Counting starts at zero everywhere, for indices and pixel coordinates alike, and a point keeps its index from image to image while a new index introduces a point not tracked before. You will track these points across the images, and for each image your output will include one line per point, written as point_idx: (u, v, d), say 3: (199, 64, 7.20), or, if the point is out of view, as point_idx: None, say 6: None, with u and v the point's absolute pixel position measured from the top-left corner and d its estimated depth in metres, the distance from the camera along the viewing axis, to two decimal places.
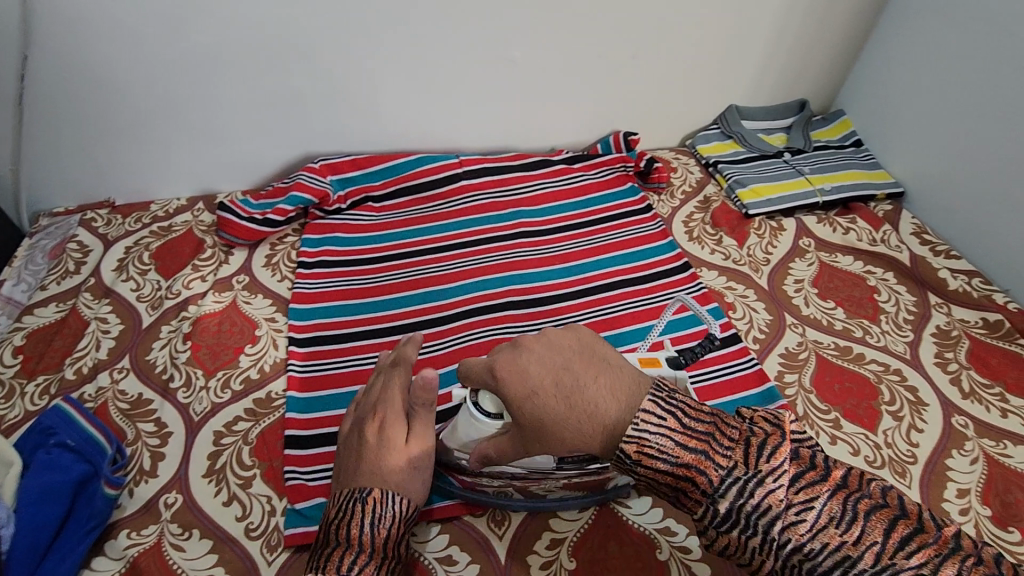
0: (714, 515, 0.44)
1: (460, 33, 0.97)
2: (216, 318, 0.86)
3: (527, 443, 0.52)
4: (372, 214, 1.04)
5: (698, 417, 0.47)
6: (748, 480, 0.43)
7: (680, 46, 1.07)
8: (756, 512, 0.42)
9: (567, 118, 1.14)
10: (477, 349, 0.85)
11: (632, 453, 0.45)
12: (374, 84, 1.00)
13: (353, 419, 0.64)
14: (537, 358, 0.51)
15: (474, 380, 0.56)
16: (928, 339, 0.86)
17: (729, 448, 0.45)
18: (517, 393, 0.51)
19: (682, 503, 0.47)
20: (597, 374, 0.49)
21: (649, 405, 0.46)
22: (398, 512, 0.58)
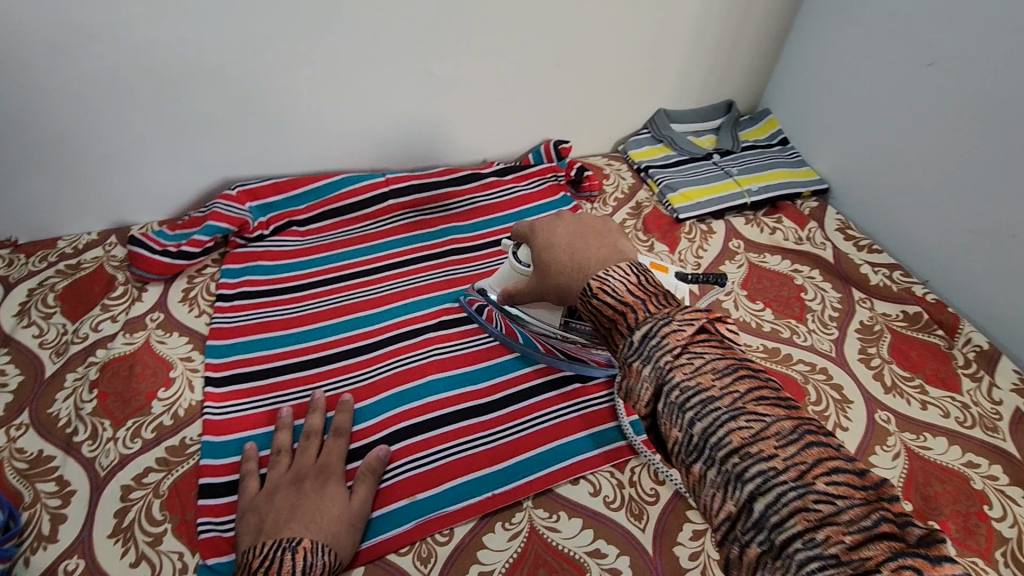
0: (628, 344, 0.49)
1: (375, 50, 0.94)
2: (126, 361, 0.81)
3: (539, 283, 0.69)
4: (297, 240, 1.00)
5: (653, 286, 0.54)
6: (661, 322, 0.48)
7: (602, 52, 1.07)
8: (656, 344, 0.47)
9: (496, 129, 1.12)
10: (405, 376, 0.81)
11: (593, 288, 0.55)
12: (290, 105, 0.97)
13: (285, 479, 0.66)
14: (566, 229, 0.67)
15: (518, 235, 0.74)
16: (853, 336, 0.87)
17: (664, 305, 0.51)
18: (541, 242, 0.68)
19: (612, 342, 0.53)
20: (598, 244, 0.63)
21: (622, 266, 0.57)
22: (328, 565, 0.58)
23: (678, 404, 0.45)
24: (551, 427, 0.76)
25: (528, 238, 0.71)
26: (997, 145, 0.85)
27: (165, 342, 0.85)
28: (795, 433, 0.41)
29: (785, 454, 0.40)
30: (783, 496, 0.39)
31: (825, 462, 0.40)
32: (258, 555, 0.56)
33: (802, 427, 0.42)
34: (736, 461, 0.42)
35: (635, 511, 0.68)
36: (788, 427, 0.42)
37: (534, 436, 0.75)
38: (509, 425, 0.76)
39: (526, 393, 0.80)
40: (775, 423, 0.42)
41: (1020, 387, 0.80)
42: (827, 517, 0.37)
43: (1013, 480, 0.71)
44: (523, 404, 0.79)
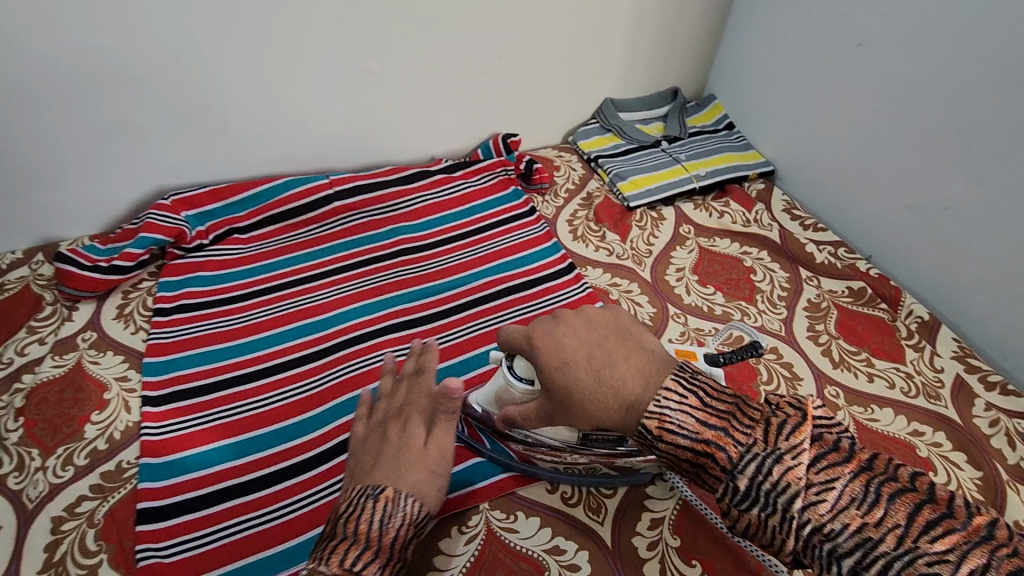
0: (733, 490, 0.44)
1: (309, 47, 0.91)
2: (57, 385, 0.77)
3: (555, 410, 0.57)
4: (239, 247, 0.97)
5: (720, 399, 0.48)
6: (767, 457, 0.43)
7: (545, 43, 1.06)
8: (775, 488, 0.42)
9: (442, 125, 1.10)
10: (357, 381, 0.81)
11: (653, 429, 0.48)
12: (223, 109, 0.93)
13: (382, 420, 0.63)
14: (576, 335, 0.57)
15: (512, 344, 0.62)
16: (801, 314, 0.89)
17: (750, 425, 0.45)
18: (551, 361, 0.56)
19: (705, 481, 0.47)
20: (631, 357, 0.54)
21: (672, 381, 0.50)
22: (412, 514, 0.54)
23: (759, 502, 0.43)
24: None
25: (526, 353, 0.59)
26: (928, 120, 0.87)
27: (97, 361, 0.81)
28: (870, 492, 0.41)
29: (876, 521, 0.40)
30: (893, 568, 0.38)
31: (917, 516, 0.40)
32: (346, 502, 0.55)
33: (879, 483, 0.41)
34: (825, 540, 0.41)
35: (593, 504, 0.68)
36: (866, 489, 0.41)
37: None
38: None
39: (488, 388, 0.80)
40: (845, 487, 0.41)
41: (960, 355, 0.82)
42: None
43: (956, 445, 0.73)
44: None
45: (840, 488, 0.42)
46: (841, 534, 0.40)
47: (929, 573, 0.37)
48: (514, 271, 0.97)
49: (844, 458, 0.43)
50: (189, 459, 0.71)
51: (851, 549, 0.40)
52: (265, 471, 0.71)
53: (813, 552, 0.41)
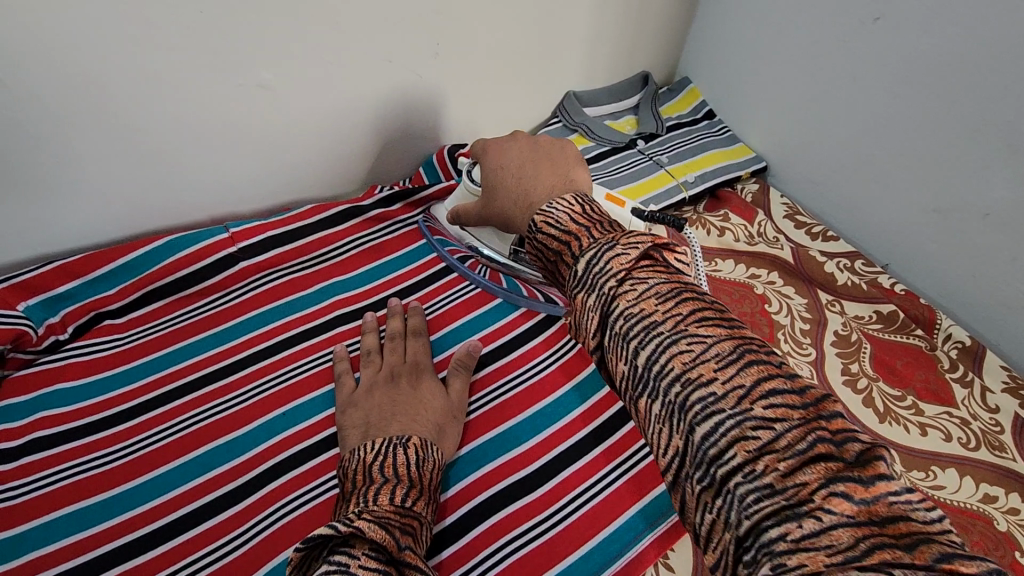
0: (574, 275, 0.47)
1: (169, 59, 0.64)
2: None
3: (485, 209, 0.69)
4: (114, 338, 0.72)
5: (598, 214, 0.52)
6: (605, 248, 0.46)
7: (490, 30, 0.83)
8: (601, 271, 0.45)
9: (373, 143, 0.87)
10: (301, 526, 0.61)
11: (537, 223, 0.53)
12: (58, 156, 0.66)
13: (381, 378, 0.67)
14: (519, 149, 0.68)
15: (474, 155, 0.74)
16: (830, 352, 0.75)
17: (610, 230, 0.49)
18: (495, 163, 0.68)
19: (558, 279, 0.51)
20: (547, 171, 0.64)
21: (568, 199, 0.55)
22: (437, 459, 0.59)
23: (622, 335, 0.43)
24: (536, 549, 0.61)
25: (481, 159, 0.71)
26: (957, 112, 0.73)
27: None
28: (805, 443, 0.35)
29: (724, 377, 0.38)
30: (722, 424, 0.37)
31: (765, 382, 0.37)
32: (370, 451, 0.56)
33: (743, 347, 0.39)
34: (678, 390, 0.39)
35: None
36: (729, 349, 0.39)
37: (557, 542, 0.61)
38: (487, 553, 0.60)
39: (488, 508, 0.63)
40: (715, 345, 0.40)
41: (1012, 386, 0.71)
42: (765, 446, 0.35)
43: None
44: (524, 501, 0.64)
45: (696, 335, 0.41)
46: (688, 381, 0.39)
47: (751, 435, 0.36)
48: (508, 320, 0.79)
49: (795, 395, 0.37)
50: None
51: (692, 402, 0.38)
52: None
53: (649, 384, 0.41)
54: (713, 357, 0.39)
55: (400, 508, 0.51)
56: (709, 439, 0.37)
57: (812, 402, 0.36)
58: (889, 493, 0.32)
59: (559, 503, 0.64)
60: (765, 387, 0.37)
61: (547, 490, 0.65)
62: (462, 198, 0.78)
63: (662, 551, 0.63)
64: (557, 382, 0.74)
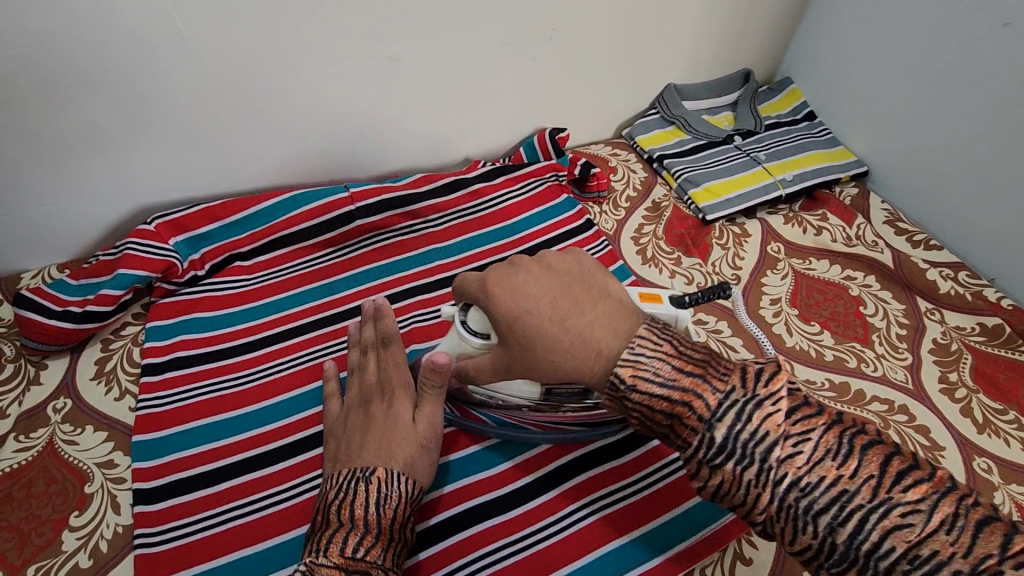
0: (708, 442, 0.42)
1: (317, 29, 0.71)
2: (23, 478, 0.61)
3: (515, 365, 0.53)
4: (243, 278, 0.80)
5: (693, 351, 0.47)
6: (748, 403, 0.42)
7: (602, 19, 0.87)
8: (751, 440, 0.41)
9: (478, 122, 0.92)
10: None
11: (626, 378, 0.45)
12: (213, 110, 0.74)
13: (357, 401, 0.62)
14: (536, 280, 0.52)
15: (466, 296, 0.56)
16: (927, 359, 0.74)
17: (726, 374, 0.45)
18: (507, 307, 0.51)
19: (676, 438, 0.45)
20: (597, 305, 0.50)
21: (646, 332, 0.48)
22: (404, 493, 0.54)
23: (756, 467, 0.41)
24: (575, 532, 0.62)
25: (481, 302, 0.53)
26: None
27: (74, 442, 0.64)
28: (957, 520, 0.37)
29: (848, 471, 0.39)
30: (867, 520, 0.38)
31: (889, 467, 0.39)
32: (332, 487, 0.54)
33: (848, 433, 0.41)
34: (798, 494, 0.40)
35: None
36: (835, 440, 0.40)
37: (640, 507, 0.63)
38: (534, 527, 0.62)
39: (543, 483, 0.65)
40: (821, 439, 0.41)
41: None
42: (924, 532, 0.37)
43: None
44: (610, 466, 0.67)
45: (798, 435, 0.41)
46: (816, 488, 0.39)
47: (904, 525, 0.37)
48: None
49: (916, 471, 0.39)
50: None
51: (825, 505, 0.39)
52: None
53: (784, 512, 0.40)
54: (827, 455, 0.40)
55: (349, 561, 0.48)
56: (855, 538, 0.38)
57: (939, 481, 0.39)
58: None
59: (615, 486, 0.65)
60: (888, 469, 0.39)
61: (610, 468, 0.67)
62: (456, 350, 0.59)
63: (745, 531, 0.62)
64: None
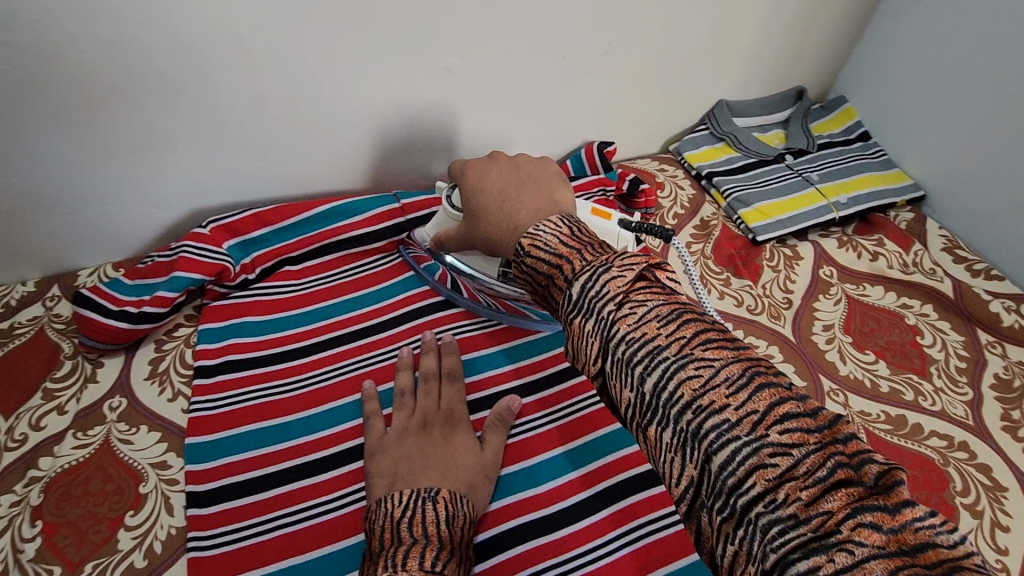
0: (568, 298, 0.45)
1: (376, 40, 0.72)
2: (80, 475, 0.62)
3: (467, 234, 0.66)
4: (292, 283, 0.80)
5: (586, 236, 0.51)
6: (599, 270, 0.45)
7: (657, 33, 0.86)
8: (599, 295, 0.43)
9: (526, 134, 0.92)
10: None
11: (525, 247, 0.52)
12: (271, 117, 0.75)
13: (413, 425, 0.65)
14: (499, 172, 0.65)
15: (454, 175, 0.68)
16: (988, 395, 0.72)
17: (600, 253, 0.47)
18: (474, 184, 0.64)
19: (552, 300, 0.49)
20: (532, 190, 0.61)
21: (554, 219, 0.53)
22: (466, 516, 0.56)
23: (624, 361, 0.41)
24: (612, 562, 0.60)
25: (459, 183, 0.66)
26: None
27: (129, 441, 0.65)
28: (823, 470, 0.34)
29: (737, 403, 0.37)
30: (739, 454, 0.36)
31: (777, 407, 0.36)
32: (398, 504, 0.54)
33: (751, 370, 0.38)
34: (689, 417, 0.38)
35: None
36: (737, 371, 0.38)
37: (690, 534, 0.62)
38: (576, 553, 0.61)
39: (584, 508, 0.64)
40: (723, 368, 0.39)
41: None
42: (786, 473, 0.35)
43: None
44: (661, 488, 0.65)
45: (703, 360, 0.39)
46: (703, 415, 0.38)
47: (853, 532, 0.32)
48: None
49: (809, 417, 0.36)
50: None
51: (717, 440, 0.37)
52: None
53: (617, 368, 0.42)
54: (723, 382, 0.38)
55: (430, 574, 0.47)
56: (729, 471, 0.36)
57: (826, 424, 0.36)
58: (914, 518, 0.32)
59: (660, 513, 0.64)
60: (777, 409, 0.36)
61: (659, 491, 0.65)
62: (441, 224, 0.72)
63: None
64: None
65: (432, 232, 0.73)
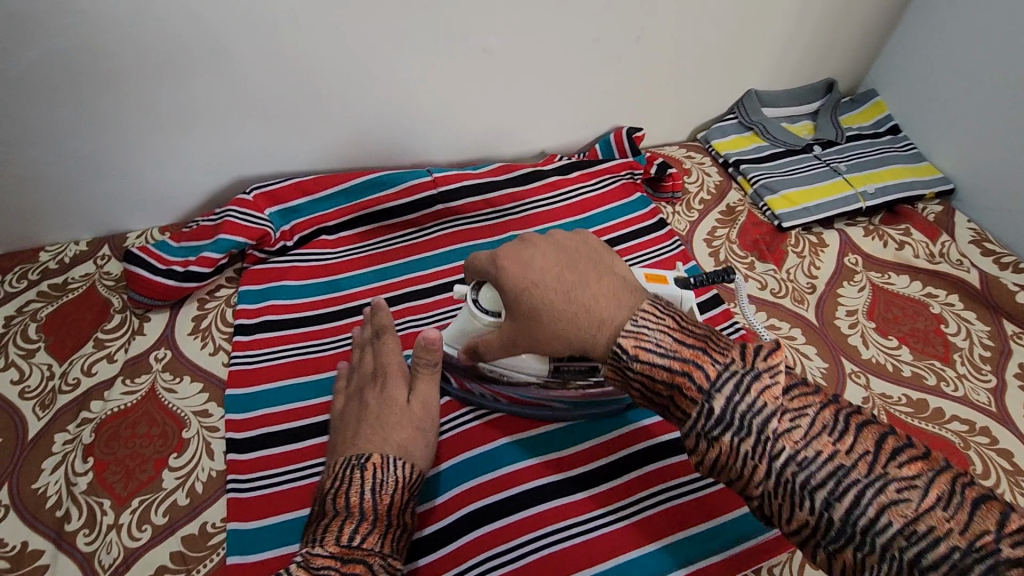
0: (706, 413, 0.46)
1: (417, 19, 0.75)
2: (128, 418, 0.66)
3: (520, 333, 0.55)
4: (328, 251, 0.84)
5: (692, 328, 0.50)
6: (747, 374, 0.45)
7: (691, 21, 0.87)
8: (752, 409, 0.44)
9: (557, 117, 0.94)
10: (473, 437, 0.67)
11: (629, 348, 0.48)
12: (314, 91, 0.78)
13: (355, 391, 0.64)
14: (545, 257, 0.55)
15: (479, 272, 0.58)
16: (1013, 384, 0.72)
17: (724, 350, 0.48)
18: (515, 278, 0.54)
19: (677, 412, 0.49)
20: (603, 281, 0.53)
21: (648, 307, 0.50)
22: (401, 480, 0.56)
23: (797, 485, 0.42)
24: (630, 525, 0.62)
25: (493, 277, 0.56)
26: None
27: (173, 390, 0.69)
28: None
29: (955, 523, 0.38)
30: (957, 559, 0.37)
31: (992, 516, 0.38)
32: (330, 476, 0.56)
33: (958, 482, 0.39)
34: (900, 543, 0.39)
35: None
36: (946, 487, 0.39)
37: (707, 502, 0.64)
38: (594, 514, 0.62)
39: (609, 470, 0.66)
40: (929, 486, 0.39)
41: None
42: None
43: None
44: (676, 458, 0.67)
45: (903, 480, 0.40)
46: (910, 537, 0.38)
47: (898, 500, 0.39)
48: None
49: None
50: (285, 526, 0.60)
51: (932, 559, 0.37)
52: None
53: (781, 486, 0.43)
54: (936, 503, 0.39)
55: (346, 550, 0.51)
56: None
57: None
58: None
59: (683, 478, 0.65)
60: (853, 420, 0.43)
61: (677, 461, 0.67)
62: (469, 329, 0.61)
63: None
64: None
65: (460, 340, 0.64)
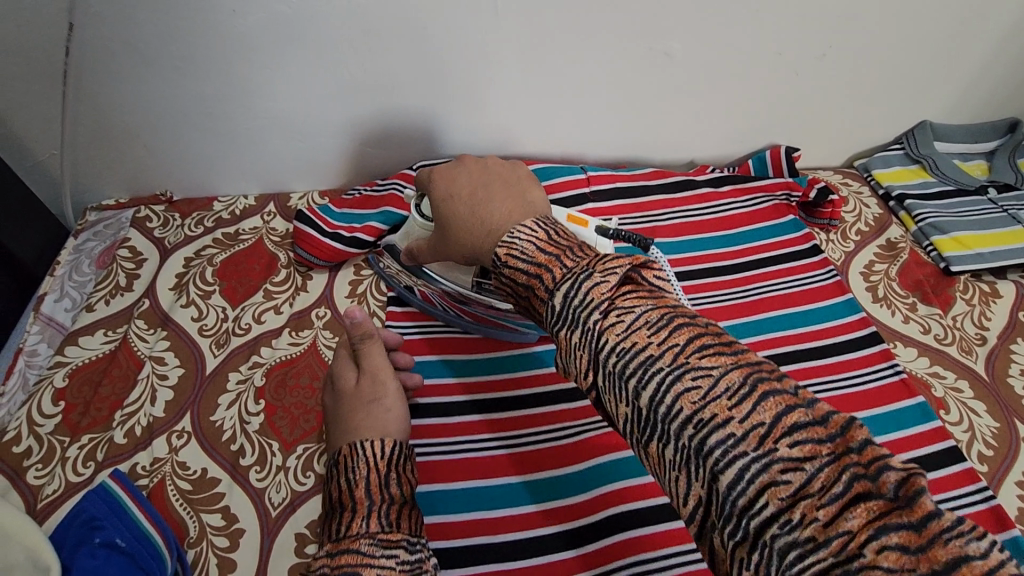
0: (551, 310, 0.41)
1: (608, 19, 0.74)
2: (294, 368, 0.70)
3: (442, 247, 0.61)
4: None
5: (565, 236, 0.46)
6: (580, 276, 0.40)
7: (887, 40, 0.82)
8: (579, 304, 0.39)
9: (716, 128, 0.92)
10: (594, 448, 0.67)
11: (500, 256, 0.46)
12: (494, 79, 0.80)
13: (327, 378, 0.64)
14: (468, 178, 0.58)
15: (417, 187, 0.64)
16: None
17: (581, 257, 0.42)
18: (441, 194, 0.59)
19: (535, 312, 0.45)
20: (505, 192, 0.55)
21: (530, 222, 0.48)
22: (369, 458, 0.53)
23: (617, 375, 0.37)
24: None
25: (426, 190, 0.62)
26: None
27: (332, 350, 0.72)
28: None
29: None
30: None
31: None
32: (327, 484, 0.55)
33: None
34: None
35: None
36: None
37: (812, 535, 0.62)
38: None
39: (646, 516, 0.62)
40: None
41: None
42: None
43: None
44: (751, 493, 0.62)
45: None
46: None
47: None
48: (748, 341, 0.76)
49: None
50: (443, 495, 0.64)
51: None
52: (522, 534, 0.62)
53: (607, 380, 0.38)
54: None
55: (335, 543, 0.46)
56: None
57: None
58: None
59: None
60: (785, 420, 0.32)
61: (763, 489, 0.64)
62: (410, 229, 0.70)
63: None
64: (863, 405, 0.70)
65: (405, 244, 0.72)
